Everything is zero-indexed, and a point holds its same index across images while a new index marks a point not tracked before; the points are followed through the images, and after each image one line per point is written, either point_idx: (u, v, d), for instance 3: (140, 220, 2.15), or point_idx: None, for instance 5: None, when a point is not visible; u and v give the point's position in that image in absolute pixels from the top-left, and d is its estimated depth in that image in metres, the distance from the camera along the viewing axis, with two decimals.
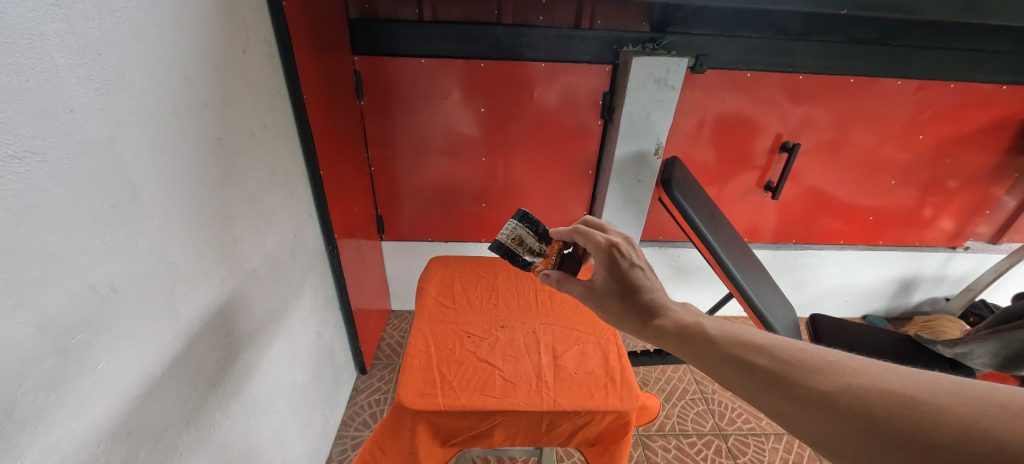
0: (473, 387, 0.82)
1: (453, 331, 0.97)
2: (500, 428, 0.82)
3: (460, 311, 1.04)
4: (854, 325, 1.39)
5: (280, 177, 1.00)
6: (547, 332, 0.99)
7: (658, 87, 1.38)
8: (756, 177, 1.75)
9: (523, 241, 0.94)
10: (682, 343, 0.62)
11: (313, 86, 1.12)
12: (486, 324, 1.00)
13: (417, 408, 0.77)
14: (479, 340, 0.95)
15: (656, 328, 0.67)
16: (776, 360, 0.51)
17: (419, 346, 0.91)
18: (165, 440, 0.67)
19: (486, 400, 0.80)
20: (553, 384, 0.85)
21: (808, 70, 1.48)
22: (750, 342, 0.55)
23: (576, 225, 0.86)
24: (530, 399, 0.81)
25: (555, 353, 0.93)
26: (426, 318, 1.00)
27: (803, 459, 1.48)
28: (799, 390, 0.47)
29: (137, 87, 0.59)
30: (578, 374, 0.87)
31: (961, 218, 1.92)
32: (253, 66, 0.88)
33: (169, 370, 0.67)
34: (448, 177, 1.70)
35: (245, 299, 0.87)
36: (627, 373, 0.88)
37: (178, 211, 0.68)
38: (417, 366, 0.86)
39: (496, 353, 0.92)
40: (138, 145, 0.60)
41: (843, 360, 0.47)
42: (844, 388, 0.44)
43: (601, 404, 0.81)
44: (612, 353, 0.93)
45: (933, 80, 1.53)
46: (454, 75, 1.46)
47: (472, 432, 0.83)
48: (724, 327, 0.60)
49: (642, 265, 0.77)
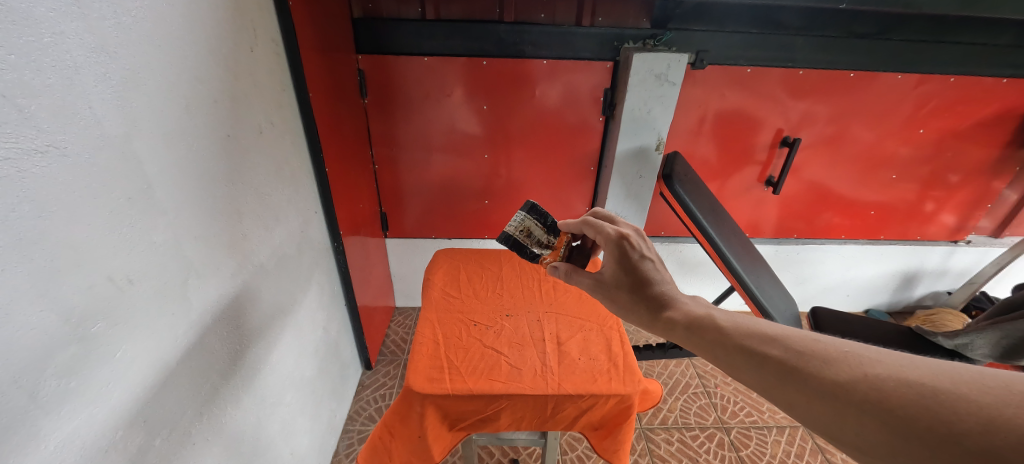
0: (480, 372, 0.84)
1: (459, 319, 0.98)
2: (506, 413, 0.84)
3: (466, 301, 1.05)
4: (855, 318, 1.40)
5: (287, 175, 1.02)
6: (552, 321, 1.01)
7: (658, 83, 1.40)
8: (757, 172, 1.76)
9: (530, 233, 0.95)
10: (692, 335, 0.63)
11: (318, 84, 1.13)
12: (491, 313, 1.02)
13: (425, 392, 0.79)
14: (484, 328, 0.96)
15: (666, 321, 0.68)
16: (790, 351, 0.52)
17: (427, 334, 0.93)
18: (179, 428, 0.68)
19: (492, 384, 0.82)
20: (558, 369, 0.86)
21: (808, 65, 1.49)
22: (762, 333, 0.57)
23: (586, 217, 0.87)
24: (536, 384, 0.82)
25: (560, 341, 0.94)
26: (433, 307, 1.02)
27: (805, 452, 1.48)
28: (813, 380, 0.48)
29: (151, 84, 0.61)
30: (582, 360, 0.89)
31: (963, 211, 1.93)
32: (261, 65, 0.90)
33: (182, 362, 0.69)
34: (451, 174, 1.72)
35: (254, 293, 0.89)
36: (629, 358, 0.90)
37: (192, 205, 0.70)
38: (425, 353, 0.87)
39: (502, 340, 0.93)
40: (152, 140, 0.61)
41: (858, 350, 0.49)
42: (860, 378, 0.45)
43: (605, 388, 0.82)
44: (615, 340, 0.95)
45: (933, 75, 1.54)
46: (457, 73, 1.47)
47: (479, 415, 0.85)
48: (735, 319, 0.62)
49: (652, 257, 0.78)
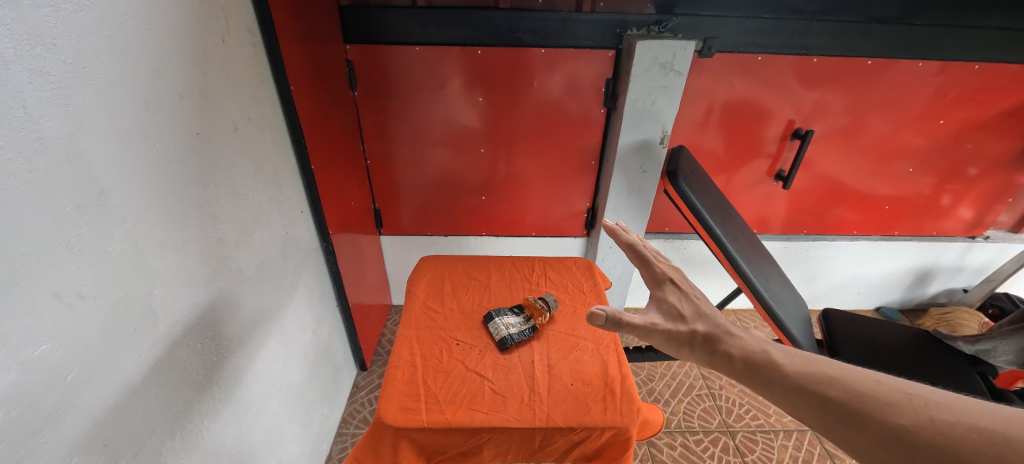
0: (460, 401, 0.80)
1: (441, 338, 0.94)
2: (490, 446, 0.79)
3: (449, 316, 1.01)
4: (868, 319, 1.32)
5: (268, 173, 0.97)
6: (544, 339, 0.96)
7: (663, 73, 1.31)
8: (766, 166, 1.68)
9: (512, 325, 0.96)
10: (748, 370, 0.61)
11: (300, 76, 1.07)
12: (475, 330, 0.97)
13: (398, 425, 0.75)
14: (468, 348, 0.92)
15: (720, 353, 0.66)
16: (849, 391, 0.51)
17: (404, 356, 0.89)
18: (148, 448, 0.64)
19: (473, 415, 0.77)
20: (547, 396, 0.82)
21: (822, 53, 1.41)
22: (821, 371, 0.56)
23: (633, 253, 0.91)
24: (521, 415, 0.78)
25: (550, 363, 0.90)
26: (413, 324, 0.97)
27: (813, 458, 1.43)
28: (874, 423, 0.48)
29: (102, 79, 0.56)
30: (574, 385, 0.85)
31: (982, 206, 1.84)
32: (235, 57, 0.84)
33: (148, 378, 0.64)
34: (448, 169, 1.66)
35: (233, 300, 0.84)
36: (627, 383, 0.85)
37: (156, 211, 0.65)
38: (401, 378, 0.84)
39: (487, 363, 0.89)
40: (104, 142, 0.56)
41: (922, 393, 0.48)
42: (926, 423, 0.45)
43: (599, 419, 0.78)
44: (612, 361, 0.91)
45: (956, 62, 1.45)
46: (452, 63, 1.40)
47: (459, 449, 0.80)
48: (791, 354, 0.61)
49: (698, 296, 0.79)
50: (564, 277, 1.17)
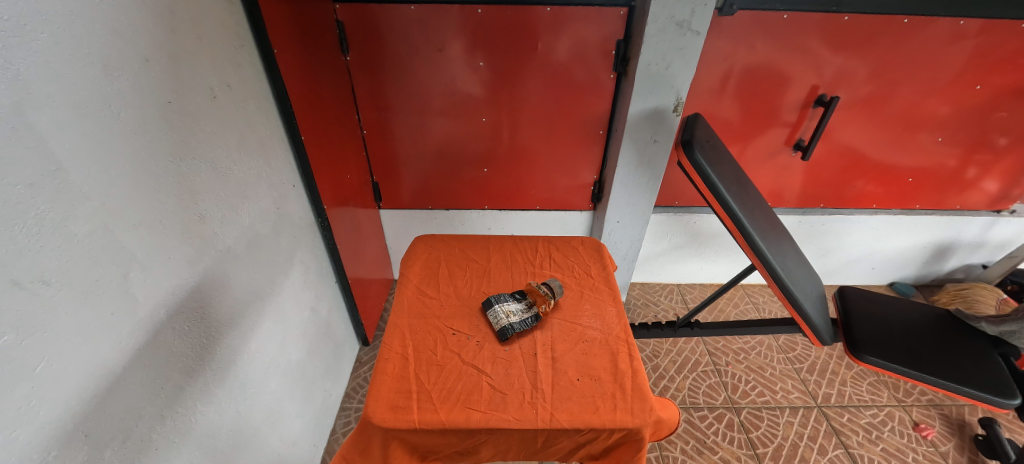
0: (454, 400, 0.77)
1: (435, 328, 0.91)
2: (488, 446, 0.77)
3: (443, 303, 0.98)
4: (885, 297, 1.27)
5: (254, 144, 0.90)
6: (548, 330, 0.92)
7: (680, 32, 1.20)
8: (784, 135, 1.58)
9: (512, 313, 0.93)
10: None
11: (283, 38, 0.98)
12: (472, 319, 0.94)
13: (387, 426, 0.73)
14: (464, 338, 0.89)
15: None
16: None
17: (394, 348, 0.86)
18: (136, 435, 0.62)
19: (469, 415, 0.74)
20: (550, 394, 0.79)
21: (854, 10, 1.28)
22: None
23: None
24: (521, 415, 0.75)
25: (553, 356, 0.87)
26: (405, 312, 0.95)
27: (819, 434, 1.43)
28: None
29: (46, 39, 0.49)
30: (580, 381, 0.82)
31: (1009, 178, 1.74)
32: (208, 15, 0.76)
33: (131, 364, 0.61)
34: (449, 140, 1.58)
35: (222, 280, 0.80)
36: (638, 379, 0.82)
37: (128, 187, 0.60)
38: (390, 374, 0.81)
39: (485, 356, 0.86)
40: (54, 111, 0.50)
41: None
42: None
43: (608, 420, 0.75)
44: (621, 354, 0.87)
45: (999, 21, 1.32)
46: (451, 24, 1.30)
47: (455, 449, 0.78)
48: None
49: None
50: (568, 258, 1.13)
